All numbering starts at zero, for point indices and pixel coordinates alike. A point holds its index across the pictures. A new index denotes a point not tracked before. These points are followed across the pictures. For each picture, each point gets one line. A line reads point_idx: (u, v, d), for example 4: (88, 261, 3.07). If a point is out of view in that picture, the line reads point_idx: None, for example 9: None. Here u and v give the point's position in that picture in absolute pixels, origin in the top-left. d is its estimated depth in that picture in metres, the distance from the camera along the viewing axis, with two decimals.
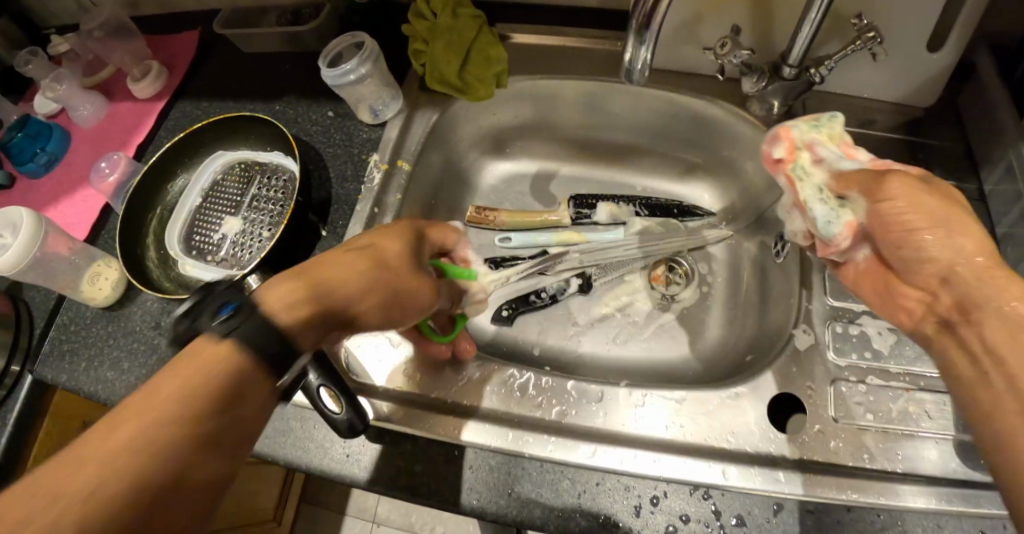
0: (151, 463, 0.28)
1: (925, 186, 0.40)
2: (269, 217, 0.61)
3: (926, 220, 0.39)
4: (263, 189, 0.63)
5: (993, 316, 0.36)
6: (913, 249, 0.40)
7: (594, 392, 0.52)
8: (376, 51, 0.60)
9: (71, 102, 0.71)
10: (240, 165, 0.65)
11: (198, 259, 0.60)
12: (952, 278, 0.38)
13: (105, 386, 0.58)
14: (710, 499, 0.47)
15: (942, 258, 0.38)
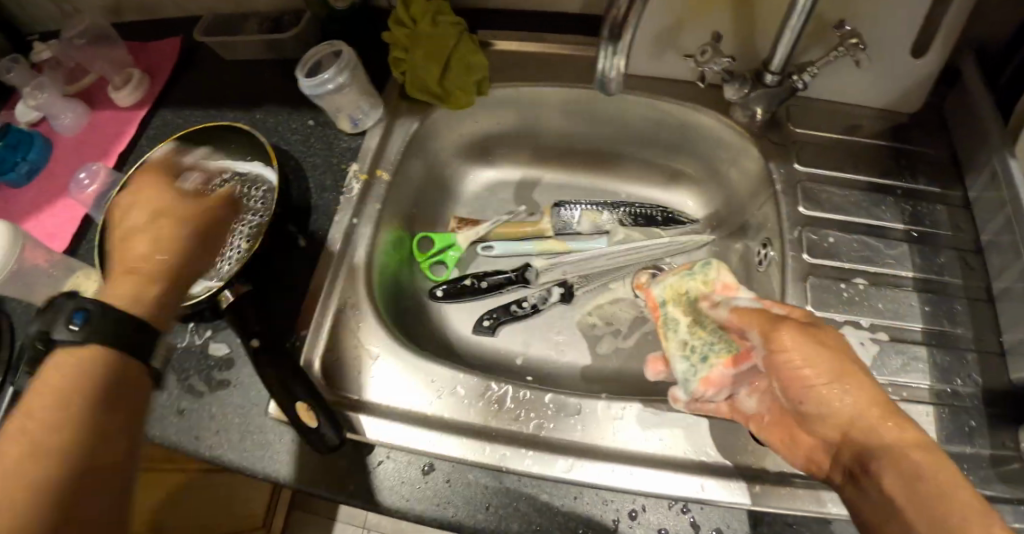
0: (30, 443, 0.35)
1: (802, 329, 0.41)
2: (247, 228, 0.61)
3: (822, 372, 0.40)
4: (244, 199, 0.62)
5: (896, 462, 0.36)
6: (814, 399, 0.40)
7: (573, 405, 0.52)
8: (354, 61, 0.59)
9: (51, 110, 0.71)
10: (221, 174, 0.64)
11: None
12: (854, 429, 0.39)
13: None
14: (689, 513, 0.47)
15: (839, 408, 0.40)
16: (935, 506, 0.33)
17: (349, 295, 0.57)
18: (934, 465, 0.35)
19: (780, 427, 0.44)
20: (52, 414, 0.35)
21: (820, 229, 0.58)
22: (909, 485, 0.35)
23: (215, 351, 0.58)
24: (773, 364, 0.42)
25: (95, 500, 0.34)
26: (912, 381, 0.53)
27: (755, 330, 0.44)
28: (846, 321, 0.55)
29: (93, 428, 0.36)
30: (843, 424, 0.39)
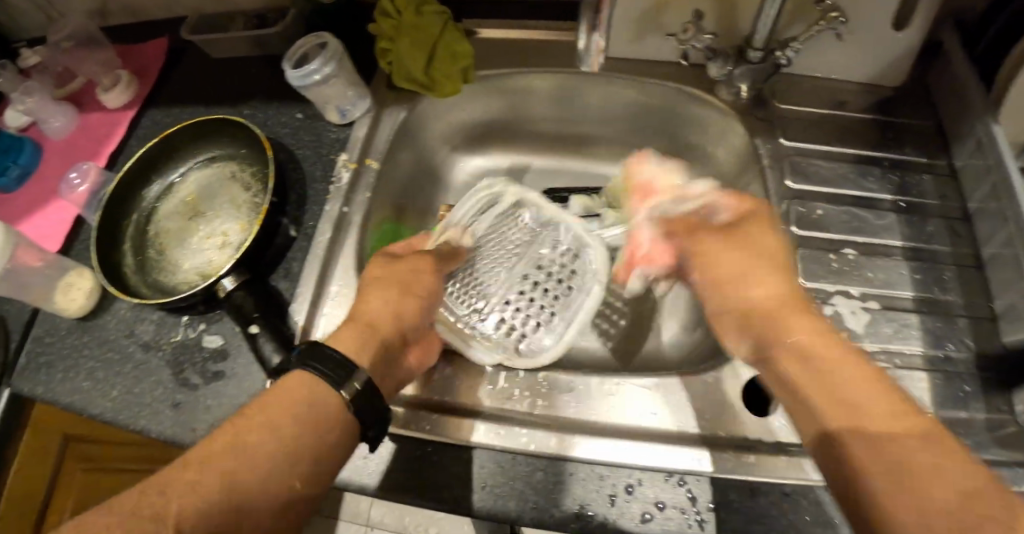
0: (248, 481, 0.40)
1: (751, 222, 0.53)
2: (251, 206, 0.62)
3: (766, 290, 0.49)
4: (241, 181, 0.64)
5: (839, 362, 0.41)
6: (739, 288, 0.51)
7: (565, 383, 0.52)
8: (340, 51, 0.60)
9: (41, 114, 0.71)
10: (221, 171, 0.65)
11: (194, 258, 0.61)
12: (757, 314, 0.48)
13: (81, 396, 0.58)
14: (685, 485, 0.47)
15: (749, 293, 0.50)
16: (876, 418, 0.37)
17: (345, 283, 0.58)
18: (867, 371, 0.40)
19: (736, 332, 0.50)
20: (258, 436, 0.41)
21: (807, 202, 0.59)
22: (839, 398, 0.39)
23: (210, 343, 0.59)
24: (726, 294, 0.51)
25: (264, 494, 0.41)
26: (903, 347, 0.53)
27: (730, 212, 0.54)
28: (837, 291, 0.55)
29: (264, 457, 0.41)
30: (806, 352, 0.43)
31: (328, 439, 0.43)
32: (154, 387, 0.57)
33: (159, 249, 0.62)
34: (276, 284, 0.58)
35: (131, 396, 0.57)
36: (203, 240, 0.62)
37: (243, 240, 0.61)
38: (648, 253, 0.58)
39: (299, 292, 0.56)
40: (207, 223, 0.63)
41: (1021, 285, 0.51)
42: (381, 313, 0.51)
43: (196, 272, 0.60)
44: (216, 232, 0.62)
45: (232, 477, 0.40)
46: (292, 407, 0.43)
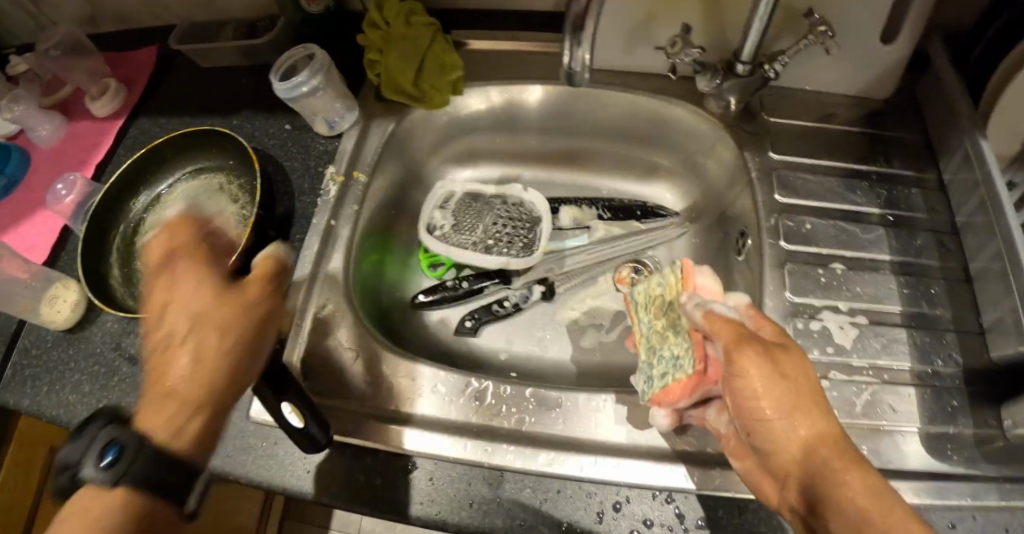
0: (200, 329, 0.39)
1: (765, 354, 0.40)
2: (238, 219, 0.62)
3: (782, 410, 0.39)
4: (228, 194, 0.63)
5: (858, 511, 0.35)
6: (753, 434, 0.41)
7: (553, 399, 0.52)
8: (327, 63, 0.59)
9: (28, 122, 0.70)
10: (208, 183, 0.65)
11: None
12: (801, 464, 0.39)
13: (66, 409, 0.57)
14: (673, 502, 0.47)
15: (790, 439, 0.39)
16: None
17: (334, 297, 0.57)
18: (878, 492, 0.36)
19: (741, 453, 0.44)
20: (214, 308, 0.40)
21: (795, 216, 0.59)
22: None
23: None
24: (733, 391, 0.40)
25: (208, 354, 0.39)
26: (892, 363, 0.53)
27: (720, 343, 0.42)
28: (825, 306, 0.55)
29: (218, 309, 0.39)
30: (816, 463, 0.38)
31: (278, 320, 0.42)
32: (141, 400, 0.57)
33: (145, 261, 0.61)
34: None
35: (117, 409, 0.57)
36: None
37: (228, 252, 0.61)
38: (700, 366, 0.45)
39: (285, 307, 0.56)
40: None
41: (1008, 301, 0.51)
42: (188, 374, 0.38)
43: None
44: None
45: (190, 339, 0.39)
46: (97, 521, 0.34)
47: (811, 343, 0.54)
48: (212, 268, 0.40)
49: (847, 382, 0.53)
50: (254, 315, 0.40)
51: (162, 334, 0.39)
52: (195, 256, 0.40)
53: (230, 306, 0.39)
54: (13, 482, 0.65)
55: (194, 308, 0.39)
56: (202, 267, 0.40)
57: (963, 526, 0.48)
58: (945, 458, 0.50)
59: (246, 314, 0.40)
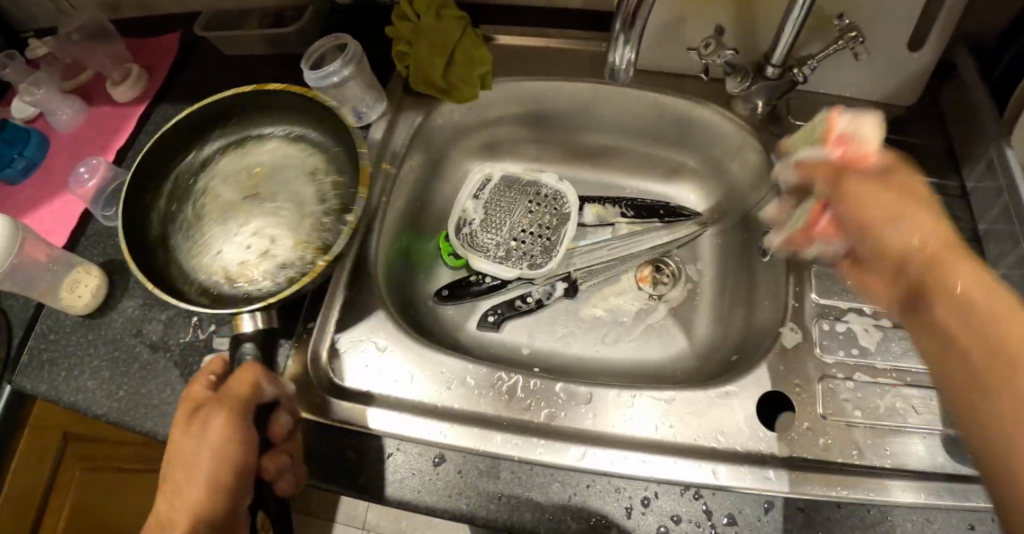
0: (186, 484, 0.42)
1: (878, 176, 0.40)
2: (314, 230, 0.58)
3: (891, 199, 0.38)
4: (317, 185, 0.60)
5: (965, 274, 0.33)
6: (874, 235, 0.38)
7: (583, 394, 0.53)
8: (359, 53, 0.59)
9: (48, 106, 0.70)
10: (295, 160, 0.62)
11: (235, 251, 0.57)
12: (912, 265, 0.36)
13: (85, 395, 0.56)
14: (701, 499, 0.48)
15: (904, 241, 0.36)
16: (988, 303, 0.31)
17: (360, 289, 0.57)
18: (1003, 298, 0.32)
19: (862, 274, 0.42)
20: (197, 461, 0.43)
21: None
22: (954, 290, 0.33)
23: (220, 344, 0.58)
24: (839, 195, 0.41)
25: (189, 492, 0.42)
26: (915, 366, 0.54)
27: (825, 176, 0.43)
28: (849, 308, 0.56)
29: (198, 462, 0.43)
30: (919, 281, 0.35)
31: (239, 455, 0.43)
32: (162, 388, 0.56)
33: (202, 226, 0.59)
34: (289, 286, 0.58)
35: (138, 396, 0.56)
36: (246, 233, 0.58)
37: (283, 262, 0.57)
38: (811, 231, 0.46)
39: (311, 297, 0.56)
40: (261, 213, 0.59)
41: None
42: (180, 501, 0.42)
43: (224, 273, 0.56)
44: (258, 233, 0.58)
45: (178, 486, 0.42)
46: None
47: (836, 344, 0.54)
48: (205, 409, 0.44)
49: (872, 383, 0.53)
50: (232, 452, 0.43)
51: (166, 490, 0.43)
52: (190, 415, 0.45)
53: (209, 455, 0.42)
54: (26, 468, 0.64)
55: (182, 456, 0.43)
56: (191, 415, 0.44)
57: (981, 528, 0.47)
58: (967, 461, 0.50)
59: (224, 452, 0.42)
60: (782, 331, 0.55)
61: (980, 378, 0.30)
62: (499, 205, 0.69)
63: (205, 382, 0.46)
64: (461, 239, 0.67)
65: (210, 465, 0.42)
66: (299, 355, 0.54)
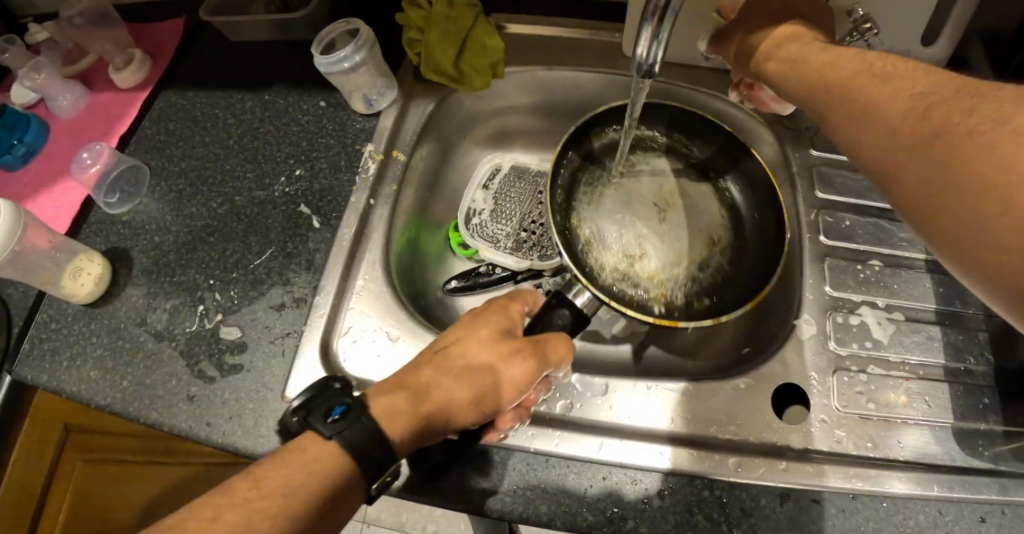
0: (478, 389, 0.43)
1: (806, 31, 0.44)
2: (620, 267, 0.60)
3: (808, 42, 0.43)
4: (710, 235, 0.62)
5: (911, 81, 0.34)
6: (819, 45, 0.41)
7: (598, 385, 0.52)
8: (371, 39, 0.59)
9: (49, 91, 0.68)
10: (732, 215, 0.62)
11: (615, 271, 0.60)
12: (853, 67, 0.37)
13: (87, 385, 0.55)
14: (716, 491, 0.47)
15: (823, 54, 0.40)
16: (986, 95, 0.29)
17: (374, 276, 0.57)
18: (874, 51, 0.37)
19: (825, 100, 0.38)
20: (476, 367, 0.44)
21: (835, 212, 0.59)
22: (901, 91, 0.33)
23: (227, 335, 0.55)
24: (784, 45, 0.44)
25: (447, 390, 0.43)
26: (927, 359, 0.54)
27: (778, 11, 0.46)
28: (863, 301, 0.56)
29: (496, 378, 0.44)
30: (821, 77, 0.39)
31: (511, 391, 0.44)
32: (167, 378, 0.54)
33: (602, 201, 0.63)
34: (298, 274, 0.57)
35: (143, 387, 0.54)
36: (633, 232, 0.62)
37: (631, 277, 0.60)
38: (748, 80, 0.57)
39: (320, 285, 0.56)
40: (622, 218, 0.63)
41: None
42: (441, 395, 0.43)
43: (593, 240, 0.61)
44: (642, 236, 0.62)
45: (484, 394, 0.43)
46: (314, 473, 0.35)
47: (849, 337, 0.54)
48: (498, 326, 0.47)
49: (885, 376, 0.53)
50: (506, 391, 0.44)
51: (427, 376, 0.43)
52: (497, 335, 0.47)
53: (492, 377, 0.44)
54: (28, 460, 0.63)
55: (466, 362, 0.44)
56: (496, 338, 0.46)
57: (992, 520, 0.47)
58: (975, 453, 0.50)
59: (514, 391, 0.44)
60: (797, 322, 0.55)
61: (916, 140, 0.31)
62: (509, 196, 0.70)
63: (519, 314, 0.50)
64: (472, 230, 0.67)
65: (494, 388, 0.44)
66: (309, 345, 0.53)
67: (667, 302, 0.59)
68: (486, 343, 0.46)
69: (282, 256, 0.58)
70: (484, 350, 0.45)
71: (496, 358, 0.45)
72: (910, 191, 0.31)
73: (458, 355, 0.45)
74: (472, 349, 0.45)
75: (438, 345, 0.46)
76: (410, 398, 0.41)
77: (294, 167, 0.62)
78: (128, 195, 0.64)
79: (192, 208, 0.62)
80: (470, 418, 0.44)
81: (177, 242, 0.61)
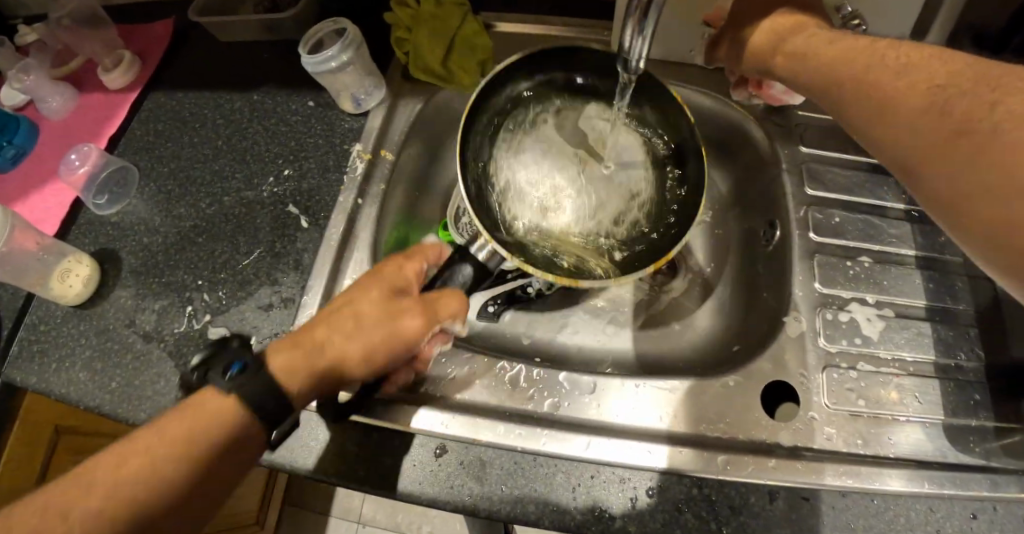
0: (368, 345, 0.44)
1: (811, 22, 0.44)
2: (544, 227, 0.62)
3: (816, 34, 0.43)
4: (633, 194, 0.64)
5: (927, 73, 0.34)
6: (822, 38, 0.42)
7: (587, 383, 0.52)
8: (358, 38, 0.58)
9: (37, 92, 0.68)
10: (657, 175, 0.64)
11: (537, 233, 0.61)
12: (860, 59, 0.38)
13: (75, 387, 0.55)
14: (703, 488, 0.47)
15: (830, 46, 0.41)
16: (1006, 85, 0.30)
17: (360, 276, 0.57)
18: (886, 39, 0.38)
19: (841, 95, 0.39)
20: (363, 320, 0.44)
21: (825, 209, 0.59)
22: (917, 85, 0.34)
23: (215, 335, 0.55)
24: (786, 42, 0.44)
25: (339, 342, 0.44)
26: (918, 356, 0.54)
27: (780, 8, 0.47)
28: (853, 298, 0.56)
29: (384, 334, 0.44)
30: (833, 74, 0.39)
31: (398, 346, 0.45)
32: (156, 379, 0.54)
33: (523, 149, 0.65)
34: (286, 274, 0.57)
35: (132, 388, 0.54)
36: (554, 187, 0.64)
37: (555, 240, 0.62)
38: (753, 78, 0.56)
39: (307, 285, 0.55)
40: (551, 172, 0.64)
41: None
42: (326, 346, 0.43)
43: (511, 191, 0.63)
44: (563, 192, 0.64)
45: (372, 346, 0.44)
46: (208, 421, 0.38)
47: (839, 334, 0.54)
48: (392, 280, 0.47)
49: (875, 373, 0.53)
50: (391, 346, 0.45)
51: (321, 334, 0.44)
52: (388, 291, 0.46)
53: (380, 330, 0.44)
54: (19, 462, 0.63)
55: (354, 319, 0.44)
56: (386, 295, 0.46)
57: (983, 517, 0.47)
58: (966, 449, 0.50)
59: (402, 345, 0.45)
60: (787, 319, 0.55)
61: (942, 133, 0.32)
62: None
63: (415, 271, 0.49)
64: (461, 228, 0.66)
65: (377, 343, 0.44)
66: None
67: (584, 261, 0.60)
68: (377, 294, 0.45)
69: (270, 256, 0.58)
70: (372, 301, 0.45)
71: (388, 315, 0.45)
72: (941, 180, 0.32)
73: (346, 306, 0.45)
74: (363, 299, 0.45)
75: (337, 303, 0.46)
76: (301, 351, 0.42)
77: (282, 167, 0.62)
78: (117, 196, 0.64)
79: (180, 209, 0.62)
80: (358, 370, 0.45)
81: (166, 243, 0.61)
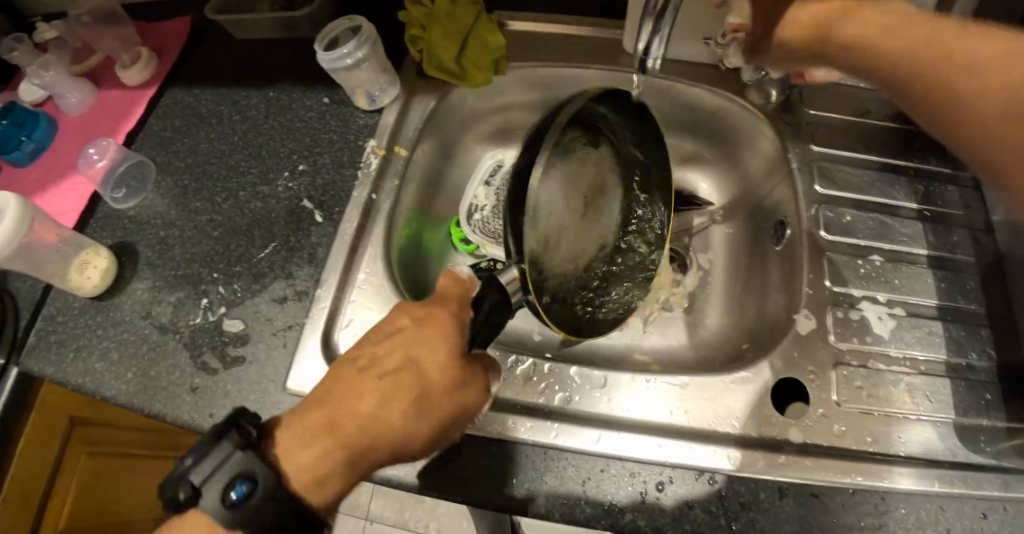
0: (426, 425, 0.41)
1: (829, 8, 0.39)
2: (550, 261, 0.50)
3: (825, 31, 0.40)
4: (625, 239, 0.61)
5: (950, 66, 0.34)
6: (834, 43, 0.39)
7: (597, 378, 0.53)
8: (373, 35, 0.59)
9: (57, 89, 0.69)
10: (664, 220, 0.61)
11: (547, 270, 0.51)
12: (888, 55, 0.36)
13: (93, 377, 0.55)
14: (714, 484, 0.47)
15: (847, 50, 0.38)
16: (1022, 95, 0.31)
17: (373, 269, 0.57)
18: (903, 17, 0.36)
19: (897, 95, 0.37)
20: (420, 397, 0.40)
21: (836, 208, 0.59)
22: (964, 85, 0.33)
23: (230, 327, 0.56)
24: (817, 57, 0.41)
25: (394, 425, 0.40)
26: (929, 355, 0.53)
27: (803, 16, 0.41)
28: (864, 296, 0.56)
29: (443, 414, 0.41)
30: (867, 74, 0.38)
31: (459, 422, 0.42)
32: (172, 370, 0.55)
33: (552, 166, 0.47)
34: (300, 268, 0.57)
35: (148, 378, 0.55)
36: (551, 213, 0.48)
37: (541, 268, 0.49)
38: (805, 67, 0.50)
39: (321, 278, 0.56)
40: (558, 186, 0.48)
41: None
42: (380, 432, 0.40)
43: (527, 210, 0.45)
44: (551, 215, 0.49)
45: (434, 424, 0.41)
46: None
47: (850, 331, 0.54)
48: (440, 343, 0.41)
49: (886, 370, 0.52)
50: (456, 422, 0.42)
51: (362, 410, 0.39)
52: (441, 355, 0.41)
53: (443, 409, 0.41)
54: (33, 455, 0.64)
55: (420, 387, 0.41)
56: (445, 362, 0.41)
57: (995, 516, 0.47)
58: (977, 449, 0.50)
59: (463, 420, 0.43)
60: (797, 317, 0.55)
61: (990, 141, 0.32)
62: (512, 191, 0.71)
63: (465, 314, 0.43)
64: (472, 224, 0.68)
65: (445, 422, 0.41)
66: (310, 337, 0.53)
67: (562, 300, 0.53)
68: (424, 363, 0.41)
69: (284, 249, 0.59)
70: (422, 377, 0.41)
71: (445, 388, 0.41)
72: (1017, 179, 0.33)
73: (389, 374, 0.40)
74: (410, 370, 0.41)
75: (378, 371, 0.41)
76: (349, 442, 0.39)
77: (297, 163, 0.63)
78: (134, 190, 0.65)
79: (197, 203, 0.63)
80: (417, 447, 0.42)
81: (182, 237, 0.61)
